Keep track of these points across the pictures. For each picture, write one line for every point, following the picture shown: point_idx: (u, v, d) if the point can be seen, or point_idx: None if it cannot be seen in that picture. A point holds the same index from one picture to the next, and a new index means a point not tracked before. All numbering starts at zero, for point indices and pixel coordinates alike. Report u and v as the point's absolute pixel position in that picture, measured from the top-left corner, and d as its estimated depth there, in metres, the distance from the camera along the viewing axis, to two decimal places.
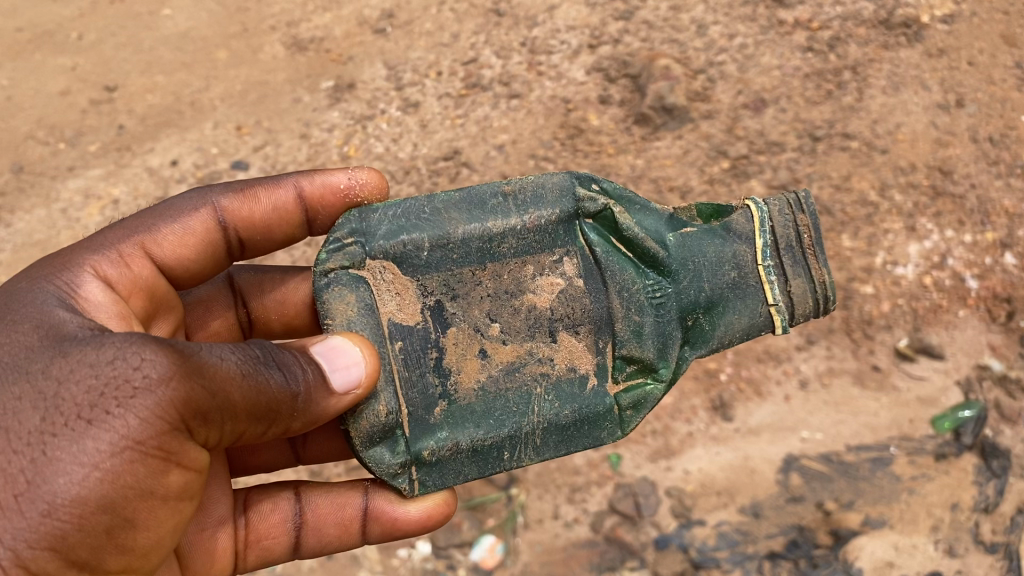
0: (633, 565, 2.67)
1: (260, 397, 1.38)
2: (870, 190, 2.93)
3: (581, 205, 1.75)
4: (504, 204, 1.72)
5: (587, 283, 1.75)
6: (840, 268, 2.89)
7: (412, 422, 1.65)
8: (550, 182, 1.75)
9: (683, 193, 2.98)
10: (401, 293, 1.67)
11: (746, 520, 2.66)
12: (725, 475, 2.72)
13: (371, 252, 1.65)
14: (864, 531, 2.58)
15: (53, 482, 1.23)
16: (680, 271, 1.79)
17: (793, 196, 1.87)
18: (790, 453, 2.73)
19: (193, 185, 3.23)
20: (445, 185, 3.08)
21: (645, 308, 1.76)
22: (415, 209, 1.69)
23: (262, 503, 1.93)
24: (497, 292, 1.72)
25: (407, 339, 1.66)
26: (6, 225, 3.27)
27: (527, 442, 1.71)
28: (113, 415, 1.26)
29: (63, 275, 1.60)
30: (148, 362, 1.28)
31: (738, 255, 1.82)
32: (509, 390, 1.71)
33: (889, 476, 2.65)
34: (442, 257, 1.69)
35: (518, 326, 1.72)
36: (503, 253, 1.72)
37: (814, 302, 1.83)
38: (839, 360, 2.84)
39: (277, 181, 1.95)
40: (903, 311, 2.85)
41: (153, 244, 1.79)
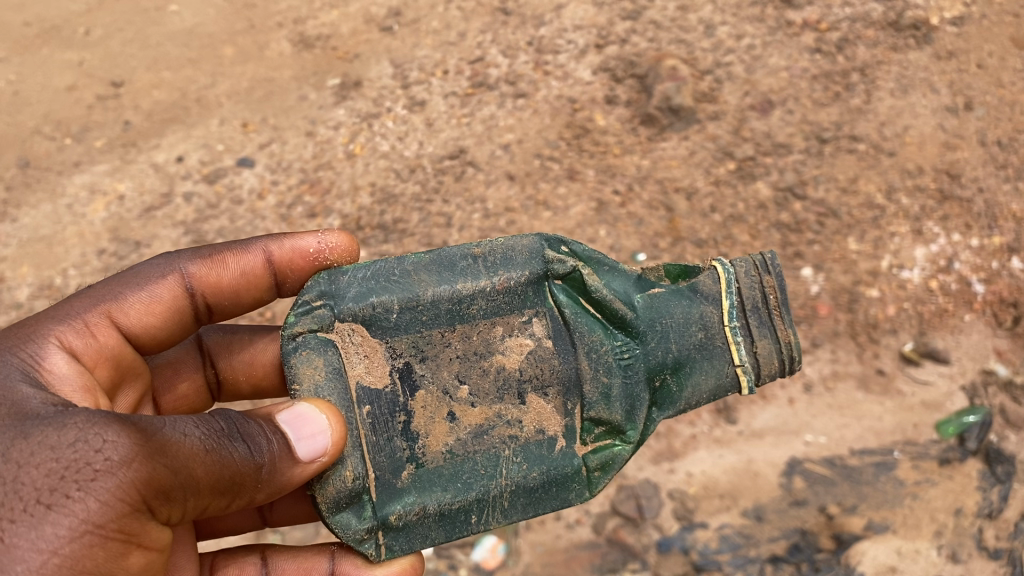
0: (635, 567, 2.63)
1: (223, 472, 1.38)
2: (877, 193, 2.92)
3: (550, 267, 1.76)
4: (473, 266, 1.74)
5: (556, 344, 1.76)
6: (847, 271, 2.88)
7: (379, 487, 1.66)
8: (520, 243, 1.78)
9: (689, 195, 2.97)
10: (370, 355, 1.68)
11: (748, 523, 2.64)
12: (728, 478, 2.71)
13: (340, 314, 1.68)
14: (867, 536, 2.54)
15: (10, 570, 1.21)
16: (647, 331, 1.78)
17: (759, 257, 1.86)
18: (793, 457, 2.72)
19: (199, 181, 3.21)
20: (451, 184, 3.05)
21: (614, 369, 1.75)
22: (384, 272, 1.72)
23: (228, 569, 1.95)
24: (466, 353, 1.73)
25: (375, 403, 1.67)
26: (11, 221, 3.25)
27: (494, 505, 1.71)
28: (74, 499, 1.26)
29: (28, 346, 1.62)
30: (110, 445, 1.28)
31: (705, 316, 1.81)
32: (477, 452, 1.70)
33: (893, 481, 2.63)
34: (411, 319, 1.71)
35: (488, 388, 1.73)
36: (472, 314, 1.74)
37: (779, 363, 1.81)
38: (844, 363, 2.83)
39: (246, 246, 1.97)
40: (908, 314, 2.84)
41: (119, 312, 1.80)
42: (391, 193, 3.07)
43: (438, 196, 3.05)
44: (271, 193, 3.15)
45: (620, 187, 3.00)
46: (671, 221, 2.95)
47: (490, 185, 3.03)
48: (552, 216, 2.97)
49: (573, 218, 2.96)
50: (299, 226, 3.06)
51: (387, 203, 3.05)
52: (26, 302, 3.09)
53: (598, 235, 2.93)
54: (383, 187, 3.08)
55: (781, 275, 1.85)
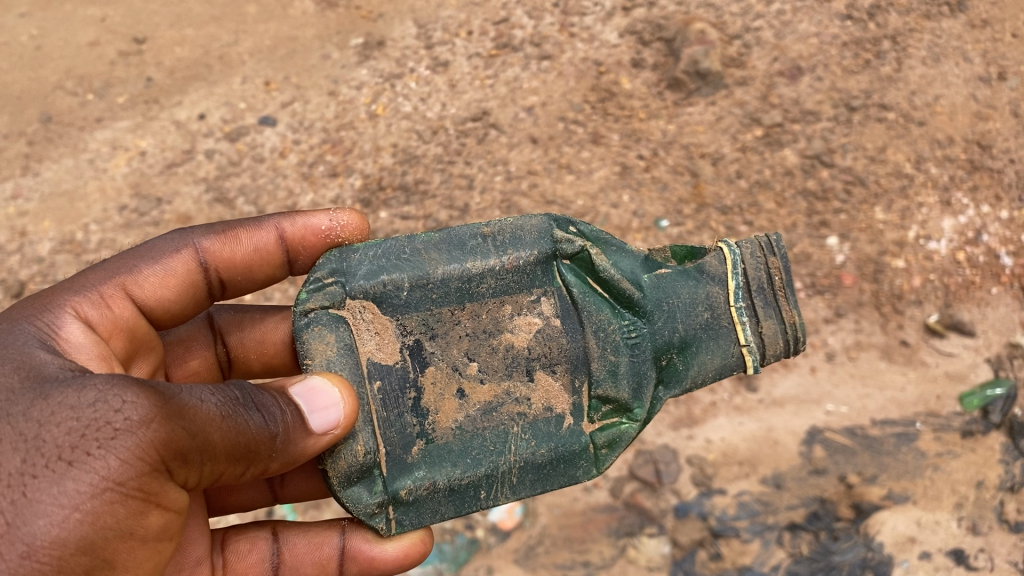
0: (652, 531, 2.63)
1: (239, 439, 1.37)
2: (905, 162, 2.87)
3: (559, 246, 1.72)
4: (483, 245, 1.70)
5: (564, 323, 1.72)
6: (873, 241, 2.83)
7: (390, 462, 1.63)
8: (529, 223, 1.72)
9: (715, 160, 2.94)
10: (380, 332, 1.64)
11: (767, 490, 2.63)
12: (747, 445, 2.69)
13: (351, 291, 1.63)
14: (886, 506, 2.56)
15: (33, 524, 1.21)
16: (654, 311, 1.75)
17: (764, 239, 1.85)
18: (814, 425, 2.70)
19: (221, 139, 3.19)
20: (473, 146, 3.02)
21: (621, 348, 1.73)
22: (395, 250, 1.67)
23: (239, 543, 1.91)
24: (476, 332, 1.69)
25: (386, 378, 1.64)
26: (33, 175, 3.23)
27: (503, 480, 1.69)
28: (94, 456, 1.24)
29: (44, 315, 1.61)
30: (129, 405, 1.26)
31: (711, 297, 1.79)
32: (486, 429, 1.68)
33: (914, 452, 2.62)
34: (422, 296, 1.66)
35: (496, 365, 1.69)
36: (482, 293, 1.69)
37: (784, 342, 1.80)
38: (867, 334, 2.80)
39: (258, 222, 1.96)
40: (935, 286, 2.81)
41: (134, 285, 1.79)
42: (413, 154, 3.04)
43: (460, 158, 3.02)
44: (293, 152, 3.12)
45: (644, 152, 2.97)
46: (696, 187, 2.93)
47: (513, 148, 3.00)
48: (575, 179, 2.95)
49: (596, 182, 2.95)
50: (321, 186, 3.06)
51: (409, 164, 3.03)
52: (48, 257, 3.09)
53: (621, 200, 2.93)
54: (406, 149, 3.05)
55: (786, 257, 1.84)
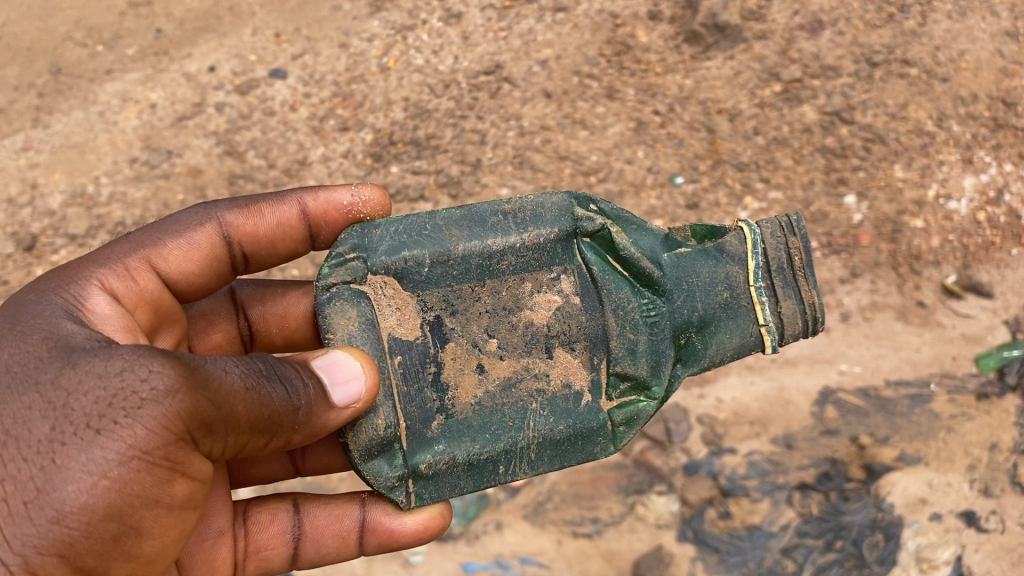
0: (661, 489, 2.61)
1: (262, 411, 1.31)
2: (927, 119, 2.81)
3: (579, 224, 1.68)
4: (504, 222, 1.66)
5: (583, 301, 1.69)
6: (891, 200, 2.78)
7: (409, 436, 1.59)
8: (550, 200, 1.69)
9: (732, 116, 2.88)
10: (402, 308, 1.61)
11: (778, 450, 2.61)
12: (759, 406, 2.68)
13: (373, 267, 1.60)
14: (898, 467, 2.53)
15: (62, 490, 1.16)
16: (674, 290, 1.71)
17: (786, 219, 1.78)
18: (827, 386, 2.68)
19: (231, 92, 3.11)
20: (485, 100, 2.97)
21: (640, 326, 1.68)
22: (416, 226, 1.64)
23: (261, 514, 1.81)
24: (496, 308, 1.65)
25: (407, 353, 1.59)
26: (44, 127, 3.14)
27: (522, 456, 1.64)
28: (121, 425, 1.18)
29: (70, 287, 1.53)
30: (155, 374, 1.21)
31: (730, 276, 1.74)
32: (505, 404, 1.64)
33: (928, 414, 2.60)
34: (442, 273, 1.63)
35: (516, 342, 1.65)
36: (502, 270, 1.66)
37: (803, 323, 1.74)
38: (883, 294, 2.78)
39: (281, 197, 1.84)
40: (953, 247, 2.77)
41: (158, 259, 1.70)
42: (425, 108, 2.98)
43: (472, 112, 2.96)
44: (303, 105, 3.07)
45: (660, 108, 2.91)
46: (712, 143, 2.87)
47: (526, 103, 2.95)
48: (589, 135, 2.91)
49: (610, 138, 2.90)
50: (332, 140, 3.02)
51: (420, 119, 2.98)
52: (60, 210, 3.01)
53: (635, 156, 2.89)
54: (417, 103, 2.99)
55: (807, 237, 1.78)
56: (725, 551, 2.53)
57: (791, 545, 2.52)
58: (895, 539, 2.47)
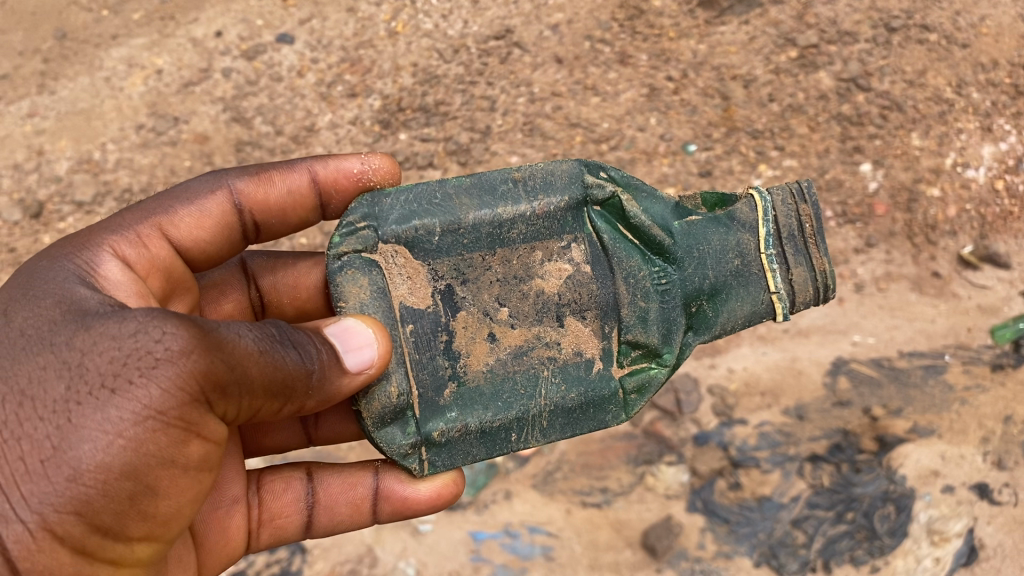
0: (671, 459, 2.59)
1: (276, 374, 1.28)
2: (946, 87, 2.76)
3: (590, 192, 1.65)
4: (514, 190, 1.62)
5: (594, 269, 1.66)
6: (908, 168, 2.74)
7: (422, 404, 1.56)
8: (560, 168, 1.65)
9: (746, 83, 2.82)
10: (413, 277, 1.57)
11: (789, 421, 2.59)
12: (770, 376, 2.65)
13: (384, 236, 1.55)
14: (911, 439, 2.51)
15: (78, 449, 1.15)
16: (685, 258, 1.68)
17: (796, 185, 1.78)
18: (840, 356, 2.66)
19: (238, 58, 3.01)
20: (495, 66, 2.91)
21: (651, 294, 1.66)
22: (426, 194, 1.59)
23: (274, 482, 1.80)
24: (507, 277, 1.62)
25: (418, 322, 1.56)
26: (49, 93, 3.04)
27: (534, 423, 1.62)
28: (136, 385, 1.16)
29: (82, 253, 1.50)
30: (169, 335, 1.18)
31: (742, 244, 1.72)
32: (516, 372, 1.61)
33: (942, 385, 2.58)
34: (453, 242, 1.59)
35: (527, 311, 1.62)
36: (513, 239, 1.62)
37: (814, 290, 1.73)
38: (898, 264, 2.74)
39: (291, 164, 1.82)
40: (970, 216, 2.74)
41: (170, 226, 1.67)
42: (434, 74, 2.92)
43: (482, 79, 2.90)
44: (311, 71, 2.98)
45: (674, 74, 2.86)
46: (726, 110, 2.82)
47: (537, 69, 2.89)
48: (601, 101, 2.86)
49: (622, 105, 2.86)
50: (340, 107, 2.95)
51: (429, 85, 2.91)
52: (66, 177, 2.95)
53: (647, 123, 2.85)
54: (425, 69, 2.92)
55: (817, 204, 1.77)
56: (734, 522, 2.50)
57: (801, 517, 2.49)
58: (905, 511, 2.43)
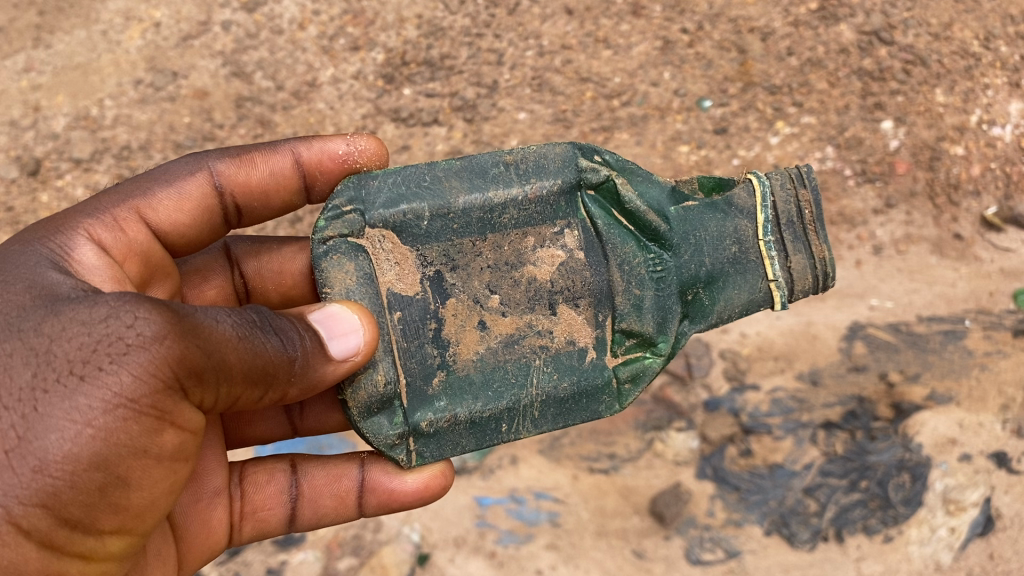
0: (680, 426, 2.53)
1: (255, 361, 1.22)
2: (972, 40, 2.64)
3: (583, 175, 1.57)
4: (505, 173, 1.55)
5: (587, 256, 1.58)
6: (930, 125, 2.62)
7: (410, 393, 1.50)
8: (553, 151, 1.57)
9: (764, 35, 2.69)
10: (401, 262, 1.50)
11: (803, 387, 2.53)
12: (784, 340, 2.58)
13: (371, 220, 1.49)
14: (928, 406, 2.46)
15: (44, 438, 1.09)
16: (681, 245, 1.61)
17: (796, 170, 1.69)
18: (856, 320, 2.59)
19: (238, 11, 2.86)
20: (503, 17, 2.78)
21: (646, 281, 1.58)
22: (415, 176, 1.52)
23: (257, 474, 1.75)
24: (498, 263, 1.54)
25: (406, 309, 1.49)
26: (45, 47, 2.89)
27: (525, 414, 1.55)
28: (106, 372, 1.10)
29: (55, 237, 1.44)
30: (142, 320, 1.12)
31: (739, 231, 1.65)
32: (508, 361, 1.54)
33: (961, 350, 2.51)
34: (442, 226, 1.52)
35: (518, 298, 1.55)
36: (504, 224, 1.55)
37: (813, 278, 1.65)
38: (918, 226, 2.65)
39: (274, 146, 1.73)
40: (995, 175, 2.63)
41: (149, 209, 1.60)
42: (439, 26, 2.80)
43: (489, 31, 2.79)
44: (313, 24, 2.84)
45: (688, 27, 2.73)
46: (743, 64, 2.70)
47: (546, 21, 2.77)
48: (613, 55, 2.75)
49: (635, 58, 2.74)
50: (342, 60, 2.83)
51: (435, 37, 2.80)
52: (63, 134, 2.83)
53: (661, 78, 2.73)
54: (431, 21, 2.80)
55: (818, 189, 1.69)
56: (745, 489, 2.46)
57: (813, 485, 2.45)
58: (920, 480, 2.39)
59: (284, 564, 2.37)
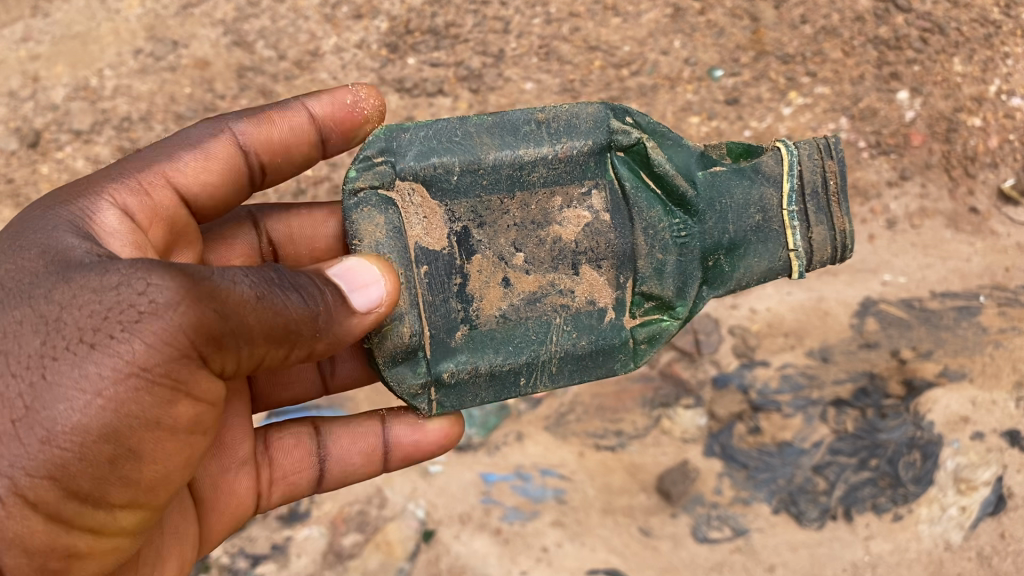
0: (688, 402, 2.50)
1: (275, 326, 1.19)
2: (993, 7, 2.52)
3: (614, 138, 1.53)
4: (537, 132, 1.50)
5: (612, 218, 1.54)
6: (947, 96, 2.55)
7: (433, 344, 1.47)
8: (585, 110, 1.53)
9: (778, 2, 2.59)
10: (430, 217, 1.46)
11: (813, 363, 2.50)
12: (794, 316, 2.54)
13: (402, 172, 1.45)
14: (940, 383, 2.42)
15: (52, 408, 1.07)
16: (706, 211, 1.57)
17: (825, 140, 1.63)
18: (868, 296, 2.54)
19: None
20: None
21: (668, 246, 1.55)
22: (447, 131, 1.48)
23: (282, 439, 1.73)
24: (525, 222, 1.50)
25: (433, 264, 1.46)
26: (44, 16, 2.83)
27: (543, 369, 1.52)
28: (118, 340, 1.08)
29: (77, 204, 1.40)
30: (155, 287, 1.10)
31: (765, 198, 1.59)
32: (529, 318, 1.51)
33: (975, 327, 2.47)
34: (471, 182, 1.48)
35: (543, 258, 1.51)
36: (533, 182, 1.51)
37: (832, 249, 1.61)
38: (933, 199, 2.60)
39: (287, 102, 1.69)
40: (1013, 148, 2.55)
41: (174, 172, 1.56)
42: None
43: None
44: None
45: None
46: (755, 33, 2.61)
47: None
48: (621, 23, 2.64)
49: (644, 27, 2.64)
50: (345, 29, 2.73)
51: (439, 5, 2.69)
52: (63, 105, 2.78)
53: (671, 47, 2.64)
54: None
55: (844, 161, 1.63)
56: (754, 468, 2.45)
57: (823, 463, 2.43)
58: (932, 458, 2.36)
59: (291, 539, 2.42)
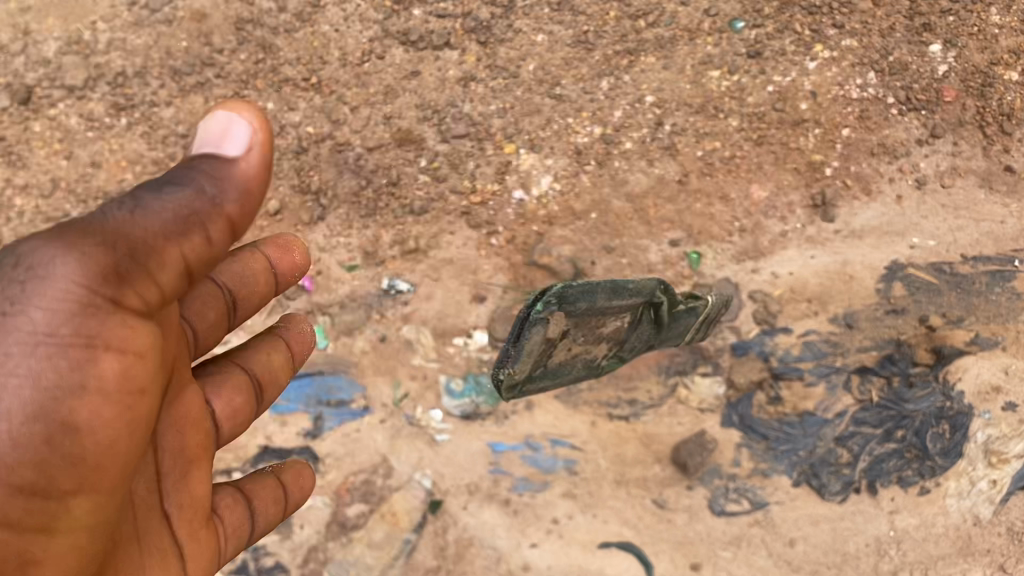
0: (705, 370, 2.40)
1: (161, 243, 1.04)
2: None
3: (656, 297, 1.96)
4: (625, 294, 1.88)
5: (626, 328, 2.01)
6: (984, 48, 2.42)
7: (526, 374, 1.86)
8: (643, 281, 1.92)
9: None
10: (556, 323, 1.77)
11: (837, 330, 2.39)
12: (819, 281, 2.41)
13: (563, 306, 1.74)
14: (970, 351, 2.35)
15: None
16: (666, 325, 2.05)
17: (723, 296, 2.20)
18: (896, 260, 2.40)
19: None
20: None
21: (639, 343, 2.07)
22: (585, 288, 1.76)
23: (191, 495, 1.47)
24: (588, 323, 1.89)
25: (533, 347, 1.78)
26: None
27: (563, 376, 2.02)
28: (13, 311, 1.03)
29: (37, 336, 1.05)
30: (29, 245, 1.02)
31: (687, 323, 2.10)
32: (570, 359, 1.96)
33: (1009, 293, 2.37)
34: (581, 314, 1.83)
35: (588, 338, 1.94)
36: (610, 309, 1.88)
37: (703, 334, 2.22)
38: (966, 157, 2.44)
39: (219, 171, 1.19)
40: None
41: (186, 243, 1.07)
42: None
43: None
44: None
45: None
46: None
47: None
48: None
49: None
50: None
51: None
52: (54, 59, 2.54)
53: None
54: None
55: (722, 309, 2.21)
56: (774, 439, 2.39)
57: (846, 434, 2.38)
58: (961, 430, 2.34)
59: (295, 509, 2.42)
